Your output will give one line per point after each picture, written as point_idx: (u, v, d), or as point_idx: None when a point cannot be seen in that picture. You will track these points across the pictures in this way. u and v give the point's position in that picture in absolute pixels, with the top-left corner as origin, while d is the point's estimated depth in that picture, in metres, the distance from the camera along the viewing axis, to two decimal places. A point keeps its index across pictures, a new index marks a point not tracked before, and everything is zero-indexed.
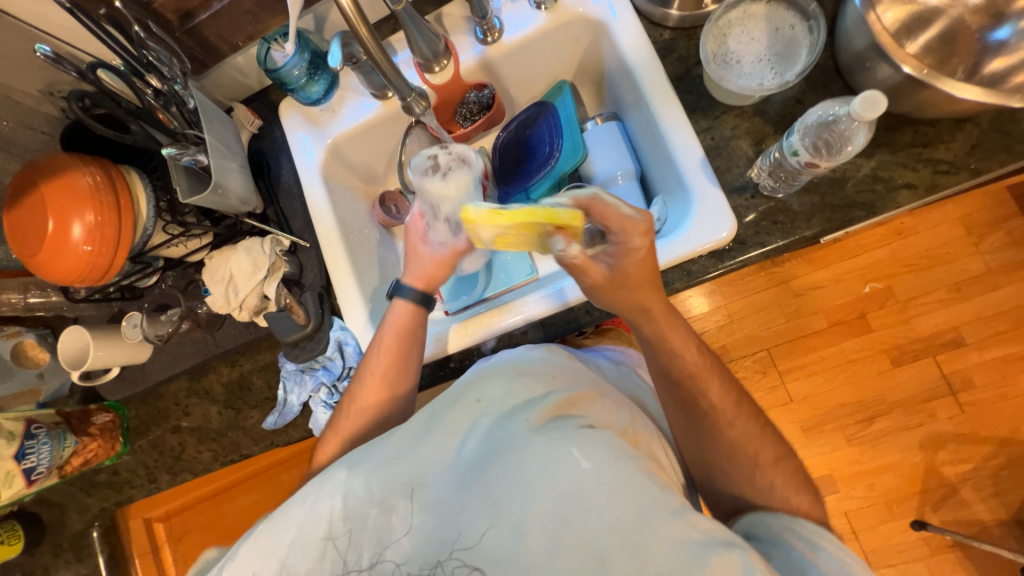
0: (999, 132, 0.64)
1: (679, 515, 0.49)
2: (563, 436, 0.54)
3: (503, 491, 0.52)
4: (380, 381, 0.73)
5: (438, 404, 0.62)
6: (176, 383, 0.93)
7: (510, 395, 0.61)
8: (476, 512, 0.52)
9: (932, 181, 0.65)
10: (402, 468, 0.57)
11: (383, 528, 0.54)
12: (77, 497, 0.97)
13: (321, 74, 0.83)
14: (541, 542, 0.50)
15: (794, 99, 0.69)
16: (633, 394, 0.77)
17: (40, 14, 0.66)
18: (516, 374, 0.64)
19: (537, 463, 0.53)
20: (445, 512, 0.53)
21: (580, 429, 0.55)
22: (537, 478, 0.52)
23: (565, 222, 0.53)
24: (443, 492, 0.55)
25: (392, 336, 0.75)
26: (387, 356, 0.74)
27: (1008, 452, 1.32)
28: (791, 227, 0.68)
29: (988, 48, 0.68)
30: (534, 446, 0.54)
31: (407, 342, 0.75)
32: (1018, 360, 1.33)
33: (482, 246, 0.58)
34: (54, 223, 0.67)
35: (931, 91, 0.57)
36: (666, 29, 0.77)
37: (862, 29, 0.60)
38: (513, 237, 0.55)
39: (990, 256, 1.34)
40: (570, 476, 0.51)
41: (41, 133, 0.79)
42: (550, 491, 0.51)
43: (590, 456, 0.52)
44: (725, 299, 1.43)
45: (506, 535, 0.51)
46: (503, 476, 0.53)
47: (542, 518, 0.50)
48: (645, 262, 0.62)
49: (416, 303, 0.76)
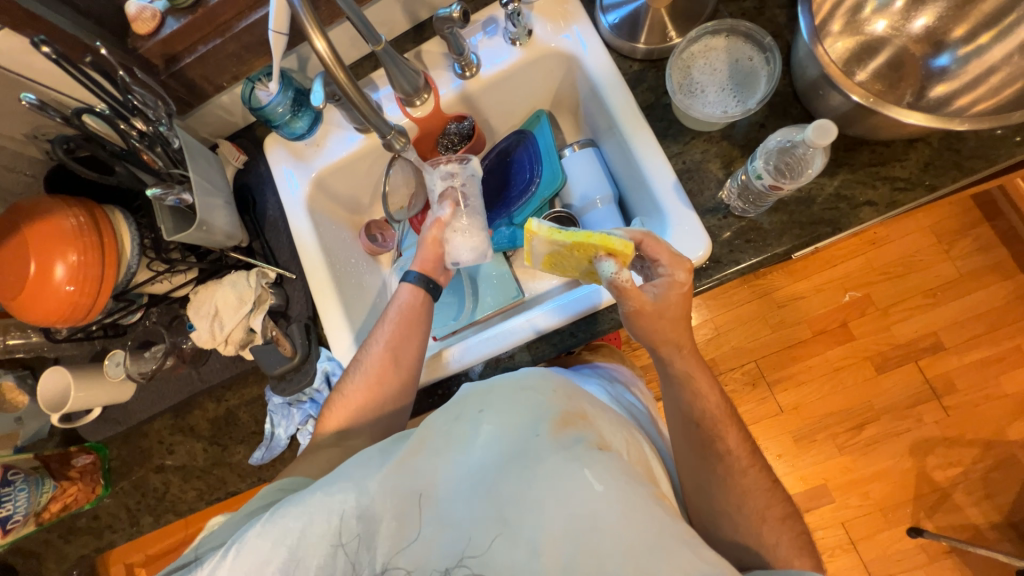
0: (949, 151, 0.68)
1: (690, 547, 0.49)
2: (575, 457, 0.54)
3: (516, 510, 0.53)
4: (387, 354, 0.76)
5: (443, 417, 0.62)
6: (160, 421, 0.91)
7: (515, 410, 0.59)
8: (489, 528, 0.52)
9: (891, 198, 0.68)
10: (416, 479, 0.57)
11: (397, 534, 0.54)
12: (53, 545, 0.93)
13: (305, 111, 0.85)
14: (556, 562, 0.50)
15: (758, 124, 0.73)
16: (630, 411, 0.78)
17: (26, 63, 0.68)
18: (521, 387, 0.62)
19: (550, 484, 0.53)
20: (458, 525, 0.53)
21: (592, 449, 0.55)
22: (550, 499, 0.52)
23: (616, 247, 0.62)
24: (456, 505, 0.55)
25: (400, 315, 0.79)
26: (393, 334, 0.77)
27: (994, 454, 1.34)
28: (763, 244, 0.71)
29: (933, 74, 0.74)
30: (547, 466, 0.54)
31: (414, 323, 0.79)
32: (996, 362, 1.37)
33: (542, 248, 0.68)
34: (36, 264, 0.67)
35: (881, 116, 0.61)
36: (634, 61, 0.81)
37: (812, 60, 0.64)
38: (563, 254, 0.67)
39: (960, 262, 1.39)
40: (583, 499, 0.51)
41: (24, 175, 0.79)
42: (564, 512, 0.51)
43: (603, 478, 0.52)
44: (711, 313, 1.46)
45: (520, 553, 0.51)
46: (516, 494, 0.53)
47: (555, 538, 0.50)
48: (646, 288, 0.65)
49: (421, 285, 0.81)
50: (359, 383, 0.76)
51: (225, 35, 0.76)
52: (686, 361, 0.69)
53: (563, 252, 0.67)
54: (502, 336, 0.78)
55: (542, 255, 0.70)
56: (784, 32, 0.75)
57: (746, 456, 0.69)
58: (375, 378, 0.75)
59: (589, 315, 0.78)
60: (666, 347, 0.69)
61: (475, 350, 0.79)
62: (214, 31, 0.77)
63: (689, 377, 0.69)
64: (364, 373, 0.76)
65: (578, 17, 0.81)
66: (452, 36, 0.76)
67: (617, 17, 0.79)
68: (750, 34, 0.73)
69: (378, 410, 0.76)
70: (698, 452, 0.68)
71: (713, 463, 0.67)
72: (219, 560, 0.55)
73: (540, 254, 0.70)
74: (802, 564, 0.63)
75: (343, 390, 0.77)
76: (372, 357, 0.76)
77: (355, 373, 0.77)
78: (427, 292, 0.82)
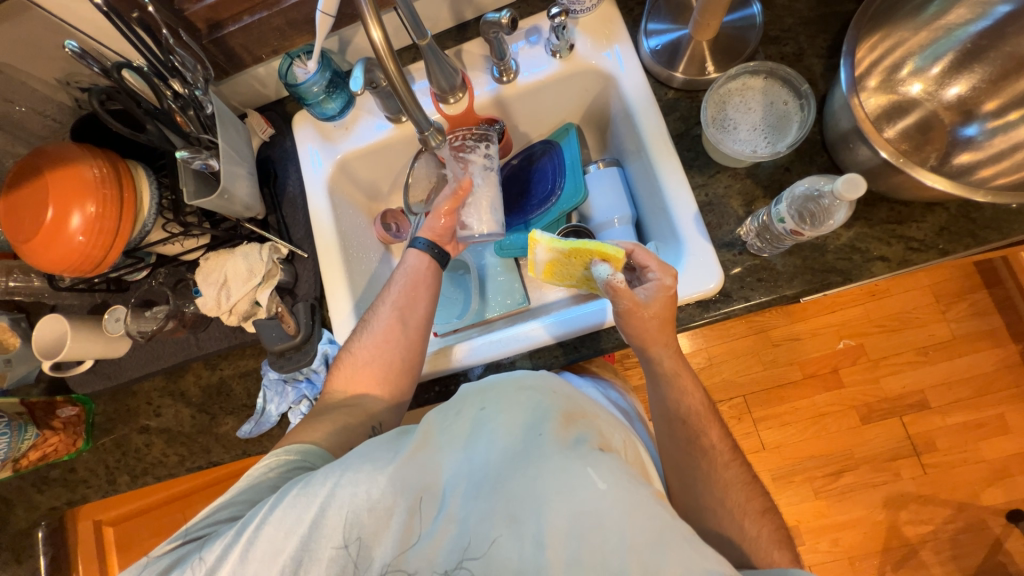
0: (965, 218, 0.69)
1: (691, 543, 0.49)
2: (579, 456, 0.54)
3: (521, 505, 0.52)
4: (394, 315, 0.77)
5: (443, 414, 0.63)
6: (150, 382, 0.91)
7: (516, 409, 0.60)
8: (494, 521, 0.52)
9: (903, 257, 0.70)
10: (419, 474, 0.57)
11: (407, 528, 0.55)
12: (26, 493, 0.92)
13: (339, 93, 0.85)
14: (563, 556, 0.49)
15: (783, 167, 0.75)
16: (626, 411, 0.79)
17: (71, 10, 0.68)
18: (526, 391, 0.62)
19: (553, 480, 0.52)
20: (462, 521, 0.54)
21: (594, 450, 0.55)
22: (554, 495, 0.52)
23: (611, 251, 0.67)
24: (462, 502, 0.55)
25: (407, 282, 0.80)
26: (401, 296, 0.79)
27: (966, 517, 1.35)
28: (774, 285, 0.72)
29: (959, 142, 0.76)
30: (551, 462, 0.54)
31: (421, 290, 0.80)
32: (978, 427, 1.39)
33: (538, 254, 0.72)
34: (53, 211, 0.67)
35: (905, 176, 0.62)
36: (670, 89, 0.82)
37: (846, 113, 0.66)
38: (562, 260, 0.72)
39: (956, 324, 1.42)
40: (586, 494, 0.51)
41: (49, 120, 0.79)
42: (569, 506, 0.51)
43: (607, 476, 0.52)
44: (706, 342, 1.48)
45: (524, 548, 0.50)
46: (520, 488, 0.53)
47: (560, 531, 0.50)
48: (657, 314, 0.65)
49: (431, 253, 0.82)
50: (366, 342, 0.76)
51: (273, 8, 0.77)
52: (683, 389, 0.69)
53: (564, 259, 0.71)
54: (515, 342, 0.78)
55: (544, 264, 0.74)
56: (820, 81, 0.77)
57: (738, 488, 0.67)
58: (381, 336, 0.76)
59: (594, 333, 0.79)
60: (658, 371, 0.70)
61: (480, 353, 0.79)
62: (262, 4, 0.77)
63: (682, 380, 0.69)
64: (370, 333, 0.77)
65: (621, 38, 0.82)
66: (496, 40, 0.76)
67: (658, 42, 0.80)
68: (788, 79, 0.74)
69: (385, 370, 0.75)
70: (685, 478, 0.69)
71: (699, 494, 0.67)
72: (231, 541, 0.57)
73: (541, 262, 0.74)
74: (782, 558, 0.63)
75: (351, 350, 0.77)
76: (380, 318, 0.77)
77: (362, 333, 0.78)
78: (435, 259, 0.83)
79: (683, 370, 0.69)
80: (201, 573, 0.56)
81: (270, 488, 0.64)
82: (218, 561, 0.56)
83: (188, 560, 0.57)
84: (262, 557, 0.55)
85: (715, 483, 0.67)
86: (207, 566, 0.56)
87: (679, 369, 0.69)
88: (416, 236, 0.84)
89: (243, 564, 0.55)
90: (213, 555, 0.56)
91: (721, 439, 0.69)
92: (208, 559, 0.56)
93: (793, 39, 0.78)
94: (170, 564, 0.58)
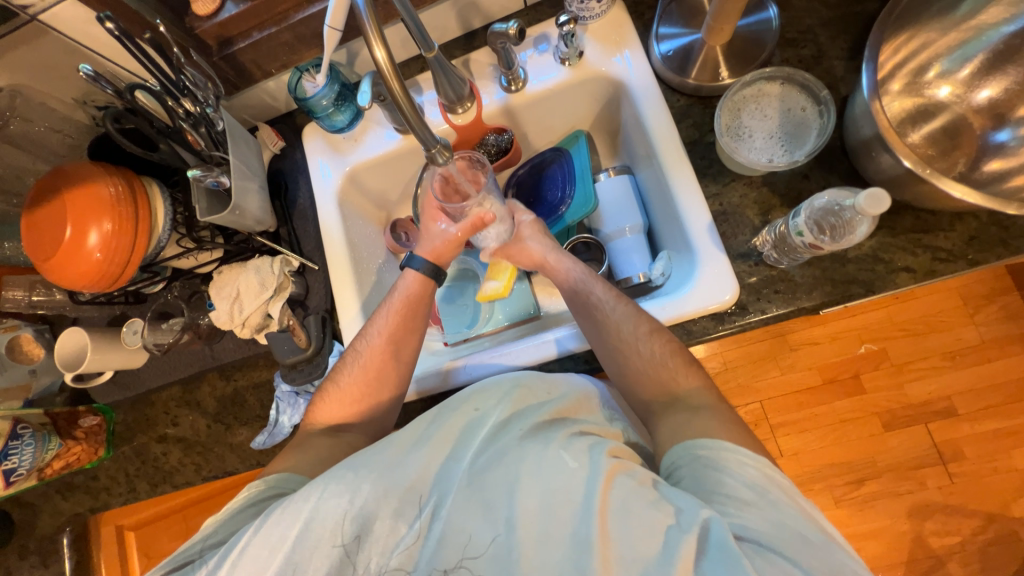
0: (996, 227, 0.66)
1: (656, 504, 0.51)
2: (553, 441, 0.57)
3: (499, 490, 0.55)
4: (386, 346, 0.77)
5: (433, 414, 0.65)
6: (168, 392, 0.92)
7: (506, 407, 0.63)
8: (474, 512, 0.54)
9: (930, 267, 0.67)
10: (403, 473, 0.58)
11: (392, 530, 0.56)
12: (52, 499, 0.94)
13: (347, 105, 0.85)
14: (533, 533, 0.51)
15: (802, 174, 0.72)
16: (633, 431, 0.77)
17: (85, 31, 0.69)
18: (514, 386, 0.64)
19: (527, 463, 0.55)
20: (445, 516, 0.55)
21: (568, 435, 0.58)
22: (528, 478, 0.54)
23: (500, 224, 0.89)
24: (445, 497, 0.57)
25: (402, 302, 0.80)
26: (393, 328, 0.77)
27: (996, 528, 1.30)
28: (791, 296, 0.69)
29: (989, 146, 0.73)
30: (526, 450, 0.56)
31: (415, 312, 0.80)
32: (1009, 436, 1.33)
33: (489, 285, 0.90)
34: (72, 229, 0.68)
35: (932, 186, 0.59)
36: (683, 95, 0.80)
37: (869, 120, 0.63)
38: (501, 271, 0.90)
39: (985, 328, 1.36)
40: (557, 474, 0.54)
41: (66, 137, 0.81)
42: (540, 485, 0.54)
43: (577, 456, 0.55)
44: (722, 347, 1.44)
45: (502, 533, 0.52)
46: (500, 476, 0.55)
47: (532, 511, 0.52)
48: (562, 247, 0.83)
49: (427, 274, 0.82)
50: (356, 373, 0.76)
51: (281, 24, 0.77)
52: None
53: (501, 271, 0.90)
54: (526, 353, 0.77)
55: (495, 280, 0.90)
56: (841, 84, 0.74)
57: None
58: (373, 370, 0.75)
59: None
60: None
61: (490, 368, 0.78)
62: (271, 19, 0.77)
63: None
64: (359, 365, 0.76)
65: (631, 43, 0.80)
66: (504, 50, 0.76)
67: (670, 48, 0.78)
68: (807, 84, 0.72)
69: (382, 390, 0.76)
70: None
71: None
72: (217, 563, 0.56)
73: (488, 289, 0.89)
74: None
75: (338, 381, 0.77)
76: (372, 348, 0.76)
77: (353, 364, 0.77)
78: (428, 276, 0.82)
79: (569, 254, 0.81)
80: None
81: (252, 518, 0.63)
82: None
83: None
84: None
85: None
86: None
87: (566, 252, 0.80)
88: (414, 255, 0.83)
89: None
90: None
91: (608, 290, 0.74)
92: None
93: (812, 41, 0.75)
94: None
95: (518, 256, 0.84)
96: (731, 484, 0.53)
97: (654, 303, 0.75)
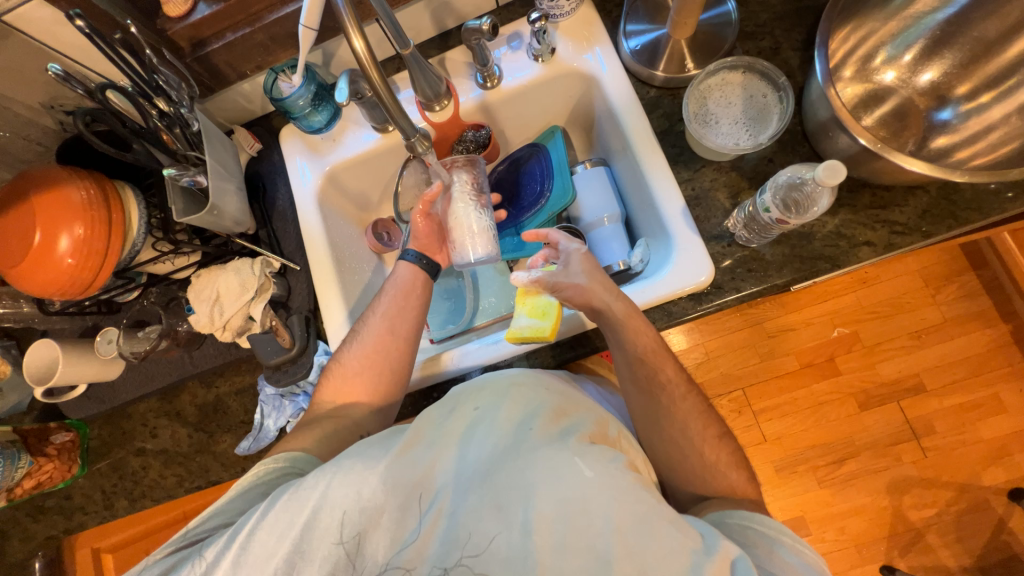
0: (945, 200, 0.71)
1: (676, 525, 0.52)
2: (567, 447, 0.57)
3: (512, 494, 0.55)
4: (384, 326, 0.78)
5: (438, 413, 0.64)
6: (146, 403, 0.90)
7: (516, 406, 0.63)
8: (485, 514, 0.54)
9: (888, 240, 0.71)
10: (410, 473, 0.58)
11: (398, 528, 0.56)
12: (22, 523, 0.90)
13: (325, 105, 0.86)
14: (548, 541, 0.52)
15: (766, 158, 0.76)
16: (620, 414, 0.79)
17: (53, 33, 0.68)
18: (510, 383, 0.66)
19: (541, 470, 0.55)
20: (454, 514, 0.56)
21: (583, 442, 0.58)
22: (544, 486, 0.54)
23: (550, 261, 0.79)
24: (450, 496, 0.57)
25: (400, 294, 0.81)
26: (391, 307, 0.80)
27: (969, 497, 1.36)
28: (764, 275, 0.73)
29: (935, 126, 0.78)
30: (541, 457, 0.56)
31: (411, 296, 0.82)
32: (975, 408, 1.40)
33: (522, 320, 0.75)
34: (41, 234, 0.66)
35: (885, 162, 0.63)
36: (652, 87, 0.83)
37: (824, 103, 0.67)
38: (536, 303, 0.75)
39: (946, 307, 1.43)
40: (573, 483, 0.54)
41: (34, 144, 0.79)
42: (556, 495, 0.54)
43: (593, 465, 0.55)
44: (703, 337, 1.48)
45: (514, 535, 0.53)
46: (512, 480, 0.56)
47: (547, 520, 0.52)
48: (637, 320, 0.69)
49: (420, 264, 0.84)
50: (355, 351, 0.77)
51: (255, 25, 0.77)
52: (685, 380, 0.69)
53: (536, 303, 0.75)
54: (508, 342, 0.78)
55: (536, 319, 0.74)
56: (798, 73, 0.78)
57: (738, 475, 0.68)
58: (369, 347, 0.76)
59: (587, 331, 0.78)
60: (647, 365, 0.70)
61: (478, 358, 0.78)
62: (245, 20, 0.77)
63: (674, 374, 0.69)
64: (359, 343, 0.77)
65: (601, 40, 0.84)
66: (478, 47, 0.78)
67: (638, 42, 0.81)
68: (766, 73, 0.76)
69: (375, 382, 0.75)
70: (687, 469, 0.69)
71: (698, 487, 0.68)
72: (223, 547, 0.57)
73: (528, 330, 0.74)
74: None
75: (341, 359, 0.78)
76: (370, 327, 0.78)
77: (351, 343, 0.78)
78: (424, 270, 0.84)
79: (637, 315, 0.69)
80: (200, 570, 0.57)
81: (260, 496, 0.64)
82: (213, 565, 0.57)
83: (187, 561, 0.58)
84: (256, 560, 0.56)
85: (713, 473, 0.67)
86: (206, 564, 0.57)
87: (634, 312, 0.70)
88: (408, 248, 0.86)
89: (237, 568, 0.56)
90: (213, 551, 0.57)
91: (656, 354, 0.71)
92: (206, 557, 0.57)
93: (769, 33, 0.80)
94: (168, 567, 0.59)
95: (567, 290, 0.71)
96: (786, 559, 0.54)
97: (634, 287, 0.77)
